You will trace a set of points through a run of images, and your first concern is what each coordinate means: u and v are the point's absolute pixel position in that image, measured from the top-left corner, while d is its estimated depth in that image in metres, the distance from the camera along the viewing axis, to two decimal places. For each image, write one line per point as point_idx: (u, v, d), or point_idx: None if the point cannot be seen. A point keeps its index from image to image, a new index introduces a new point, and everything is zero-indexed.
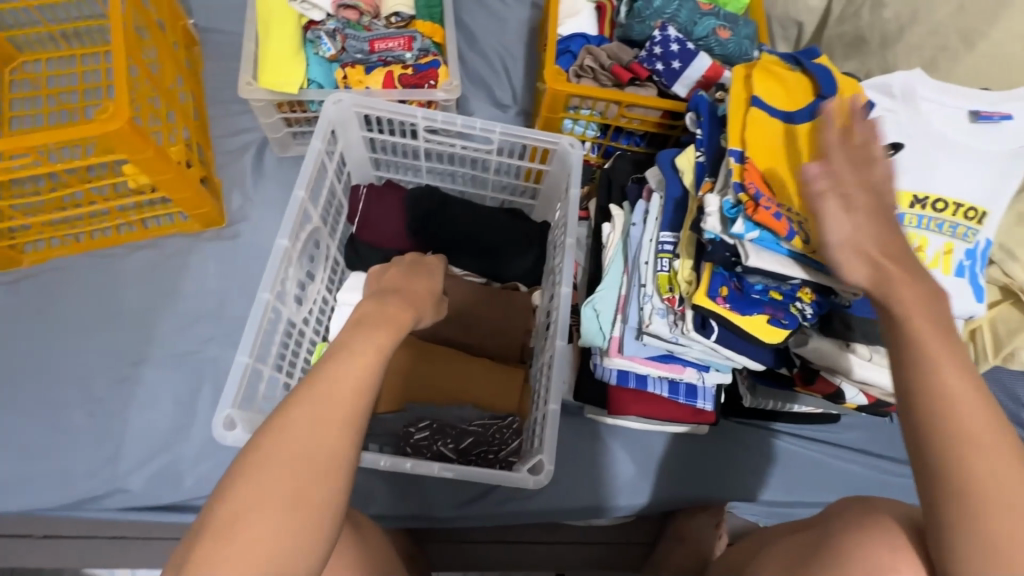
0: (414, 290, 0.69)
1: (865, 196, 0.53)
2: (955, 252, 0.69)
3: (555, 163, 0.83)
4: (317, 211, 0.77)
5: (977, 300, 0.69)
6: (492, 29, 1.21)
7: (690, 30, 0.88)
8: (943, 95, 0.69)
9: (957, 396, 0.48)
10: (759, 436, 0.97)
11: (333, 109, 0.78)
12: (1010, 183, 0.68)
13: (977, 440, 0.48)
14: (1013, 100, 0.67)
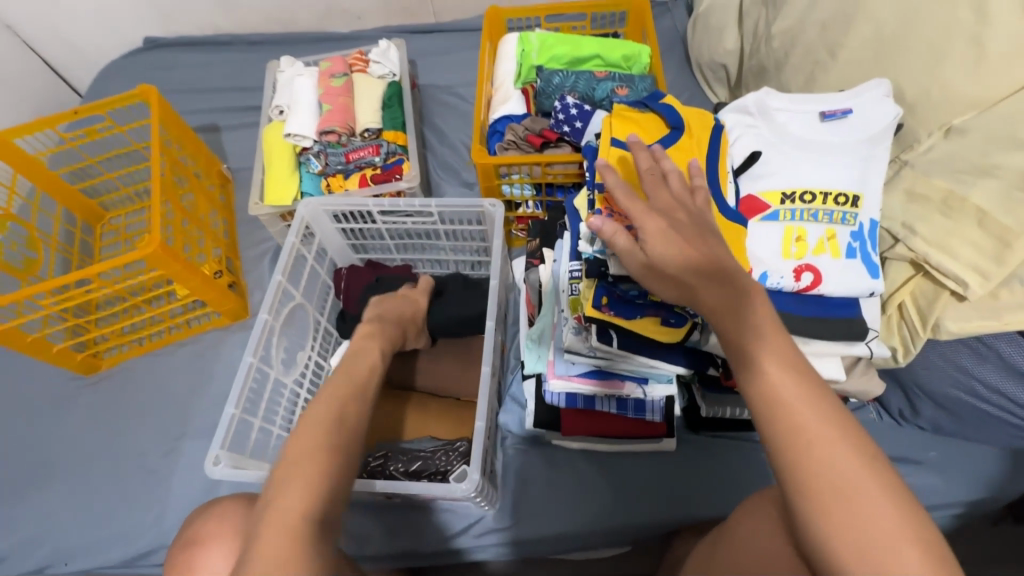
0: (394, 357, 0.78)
1: (655, 221, 0.58)
2: (838, 236, 0.74)
3: (488, 223, 0.99)
4: (299, 290, 0.96)
5: (873, 277, 0.72)
6: (458, 126, 1.44)
7: (591, 95, 1.03)
8: (794, 103, 0.79)
9: (772, 382, 0.49)
10: (736, 448, 0.97)
11: (305, 210, 0.98)
12: (875, 166, 0.75)
13: (801, 419, 0.47)
14: (855, 95, 0.76)
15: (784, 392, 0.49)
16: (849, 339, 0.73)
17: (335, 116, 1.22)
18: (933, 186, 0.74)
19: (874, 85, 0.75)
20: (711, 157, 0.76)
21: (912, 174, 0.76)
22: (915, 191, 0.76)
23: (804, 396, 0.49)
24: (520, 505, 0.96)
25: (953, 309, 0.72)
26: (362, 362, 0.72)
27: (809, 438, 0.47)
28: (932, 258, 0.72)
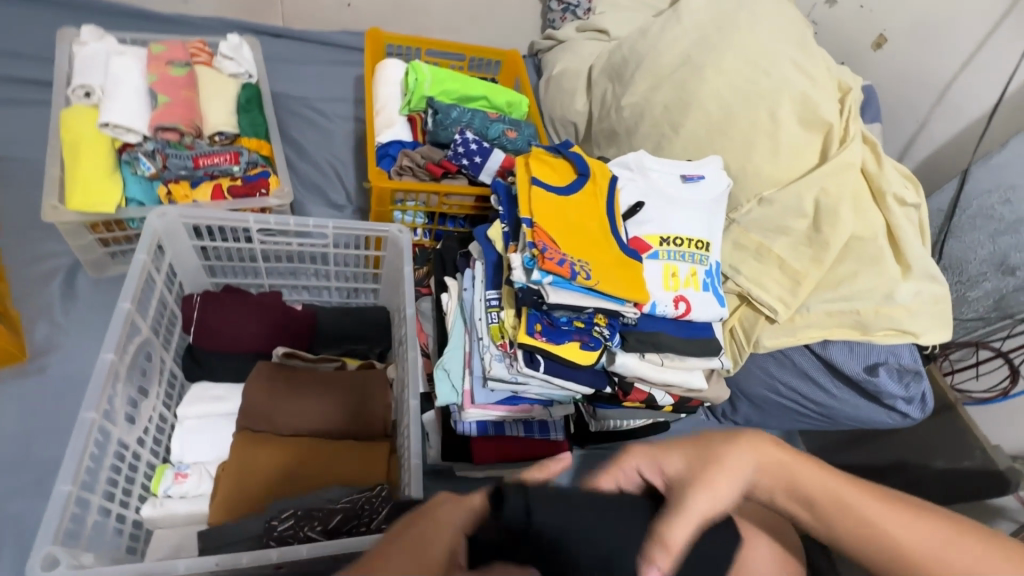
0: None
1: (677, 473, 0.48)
2: (698, 273, 0.92)
3: (389, 249, 0.95)
4: (146, 322, 0.75)
5: (720, 306, 0.91)
6: (320, 142, 1.33)
7: (485, 133, 1.09)
8: (661, 165, 0.98)
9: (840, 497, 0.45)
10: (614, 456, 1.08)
11: (158, 222, 0.81)
12: (717, 219, 0.97)
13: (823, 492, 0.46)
14: (702, 166, 0.98)
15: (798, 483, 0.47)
16: (708, 355, 0.90)
17: (177, 110, 1.01)
18: (751, 238, 0.99)
19: (713, 159, 1.00)
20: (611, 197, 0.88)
21: (738, 228, 1.00)
22: (740, 241, 0.99)
23: (866, 498, 0.45)
24: None
25: (767, 329, 0.96)
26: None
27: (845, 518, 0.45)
28: (753, 293, 0.96)
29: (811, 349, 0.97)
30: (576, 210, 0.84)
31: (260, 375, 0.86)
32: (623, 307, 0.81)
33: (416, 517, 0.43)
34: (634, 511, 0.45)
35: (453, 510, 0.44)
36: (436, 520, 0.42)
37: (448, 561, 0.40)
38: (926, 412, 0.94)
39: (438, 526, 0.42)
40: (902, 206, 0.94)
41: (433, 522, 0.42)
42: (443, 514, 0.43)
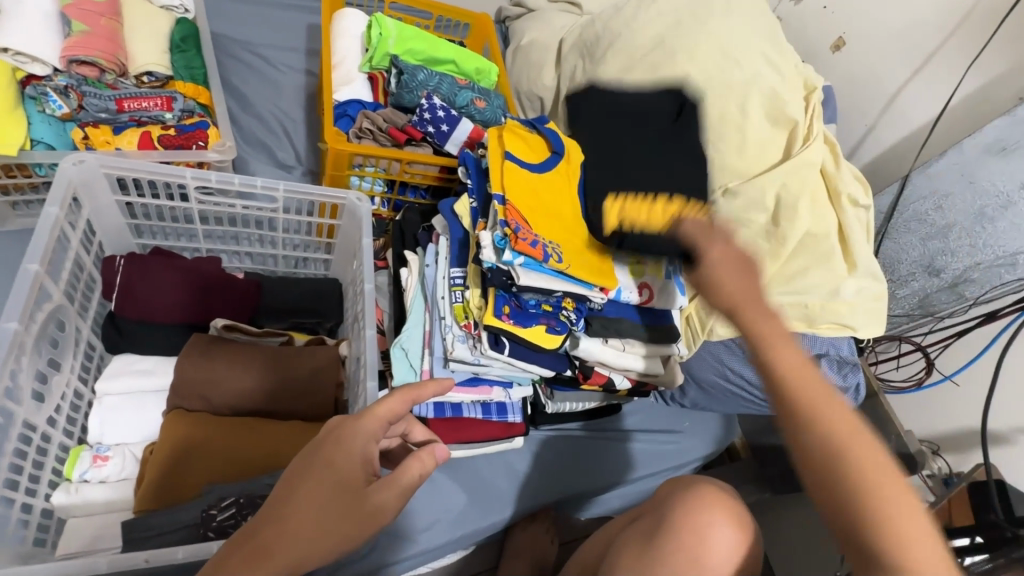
0: (345, 476, 0.49)
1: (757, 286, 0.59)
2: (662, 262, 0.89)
3: (345, 218, 0.88)
4: (60, 286, 0.66)
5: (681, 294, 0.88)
6: (266, 93, 1.20)
7: (452, 100, 1.03)
8: None
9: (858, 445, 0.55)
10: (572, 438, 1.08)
11: (74, 171, 0.70)
12: None
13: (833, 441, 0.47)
14: None
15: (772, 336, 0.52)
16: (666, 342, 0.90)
17: (97, 42, 0.86)
18: (712, 229, 1.01)
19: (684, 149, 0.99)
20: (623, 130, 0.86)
21: None
22: None
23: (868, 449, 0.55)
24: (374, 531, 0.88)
25: (721, 319, 0.98)
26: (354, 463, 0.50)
27: (797, 404, 0.48)
28: None
29: None
30: (549, 190, 0.82)
31: (196, 353, 0.77)
32: (590, 292, 0.80)
33: (326, 445, 0.51)
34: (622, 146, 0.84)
35: (366, 427, 0.52)
36: (342, 443, 0.51)
37: (364, 459, 0.51)
38: (859, 400, 1.00)
39: (346, 452, 0.50)
40: (854, 207, 0.99)
41: (338, 449, 0.50)
42: (351, 439, 0.51)
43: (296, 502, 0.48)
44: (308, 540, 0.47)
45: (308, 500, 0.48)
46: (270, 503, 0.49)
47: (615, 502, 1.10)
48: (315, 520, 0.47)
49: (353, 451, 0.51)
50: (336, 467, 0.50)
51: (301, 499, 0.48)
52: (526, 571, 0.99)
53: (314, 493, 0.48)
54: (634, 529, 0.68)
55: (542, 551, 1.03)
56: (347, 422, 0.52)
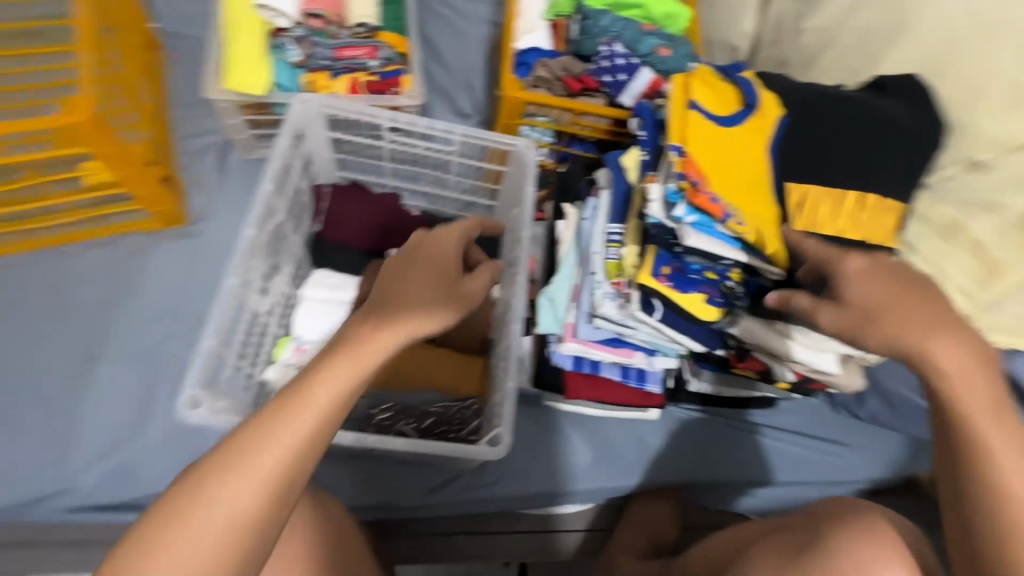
0: (444, 263, 0.65)
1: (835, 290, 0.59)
2: None
3: (512, 164, 0.90)
4: (283, 205, 0.80)
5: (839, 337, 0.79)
6: (454, 44, 1.27)
7: (634, 47, 0.96)
8: None
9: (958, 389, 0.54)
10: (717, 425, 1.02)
11: (300, 108, 0.82)
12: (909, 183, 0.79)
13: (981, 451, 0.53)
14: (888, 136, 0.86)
15: (933, 345, 0.54)
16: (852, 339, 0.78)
17: None
18: (940, 211, 0.81)
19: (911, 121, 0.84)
20: (825, 98, 0.81)
21: (928, 198, 0.83)
22: (924, 213, 0.83)
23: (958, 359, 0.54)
24: (502, 463, 0.94)
25: None
26: (442, 255, 0.66)
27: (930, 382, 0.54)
28: (927, 276, 0.80)
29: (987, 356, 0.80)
30: (735, 146, 0.73)
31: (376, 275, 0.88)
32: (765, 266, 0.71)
33: (409, 252, 0.66)
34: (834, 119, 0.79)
35: (447, 233, 0.69)
36: (430, 241, 0.67)
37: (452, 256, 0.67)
38: None
39: (434, 244, 0.67)
40: None
41: (427, 249, 0.66)
42: (436, 240, 0.68)
43: (398, 291, 0.61)
44: (421, 307, 0.60)
45: (392, 337, 0.56)
46: (376, 296, 0.61)
47: (755, 504, 1.00)
48: (424, 284, 0.62)
49: (445, 255, 0.67)
50: (434, 261, 0.65)
51: (386, 341, 0.56)
52: (643, 541, 0.98)
53: (422, 284, 0.62)
54: (778, 538, 0.62)
55: (661, 528, 1.00)
56: (428, 234, 0.69)
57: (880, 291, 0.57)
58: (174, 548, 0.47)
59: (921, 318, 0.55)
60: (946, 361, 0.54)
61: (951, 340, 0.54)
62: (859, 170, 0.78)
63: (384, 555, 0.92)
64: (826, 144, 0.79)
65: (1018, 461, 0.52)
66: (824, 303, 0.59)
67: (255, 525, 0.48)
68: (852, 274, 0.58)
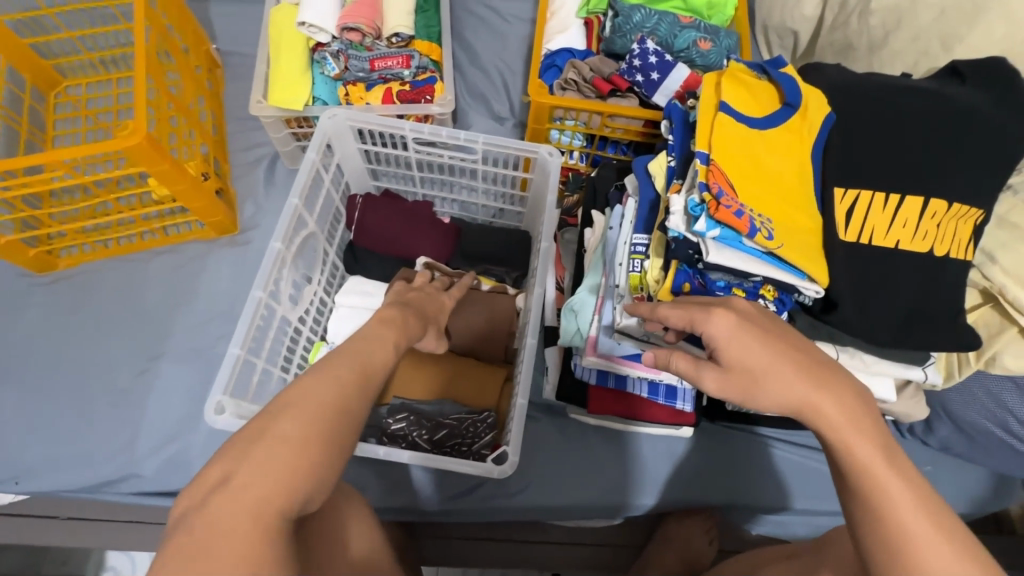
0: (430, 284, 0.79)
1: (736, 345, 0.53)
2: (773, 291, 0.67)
3: (537, 172, 0.88)
4: (313, 217, 0.84)
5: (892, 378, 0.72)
6: (492, 46, 1.26)
7: (669, 43, 0.91)
8: None
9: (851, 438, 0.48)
10: (758, 445, 0.96)
11: (328, 123, 0.85)
12: (985, 186, 0.69)
13: (917, 530, 0.44)
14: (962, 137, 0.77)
15: (794, 386, 0.50)
16: (908, 362, 0.71)
17: (362, 10, 1.02)
18: None
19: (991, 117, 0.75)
20: (889, 90, 0.71)
21: (1013, 200, 0.72)
22: (1008, 218, 0.72)
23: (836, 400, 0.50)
24: (526, 474, 0.94)
25: (1014, 346, 0.70)
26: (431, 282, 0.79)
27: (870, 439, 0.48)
28: (1008, 291, 0.70)
29: None
30: (768, 150, 0.67)
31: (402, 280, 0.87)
32: (802, 282, 0.65)
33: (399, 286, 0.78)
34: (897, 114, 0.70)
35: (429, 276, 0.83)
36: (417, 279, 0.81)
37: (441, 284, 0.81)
38: None
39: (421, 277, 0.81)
40: None
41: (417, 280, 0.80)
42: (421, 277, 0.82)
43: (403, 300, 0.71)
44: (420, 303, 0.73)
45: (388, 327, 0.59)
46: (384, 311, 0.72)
47: (799, 530, 0.95)
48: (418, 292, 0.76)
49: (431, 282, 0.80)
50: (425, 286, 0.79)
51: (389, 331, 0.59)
52: (674, 563, 0.93)
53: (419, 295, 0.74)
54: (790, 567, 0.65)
55: (696, 550, 0.95)
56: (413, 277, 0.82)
57: (755, 349, 0.52)
58: (256, 463, 0.42)
59: (759, 363, 0.52)
60: (831, 420, 0.49)
61: (831, 396, 0.50)
62: (924, 171, 0.69)
63: (410, 556, 0.94)
64: (887, 144, 0.69)
65: (927, 499, 0.45)
66: (705, 366, 0.55)
67: (329, 453, 0.45)
68: (717, 335, 0.53)
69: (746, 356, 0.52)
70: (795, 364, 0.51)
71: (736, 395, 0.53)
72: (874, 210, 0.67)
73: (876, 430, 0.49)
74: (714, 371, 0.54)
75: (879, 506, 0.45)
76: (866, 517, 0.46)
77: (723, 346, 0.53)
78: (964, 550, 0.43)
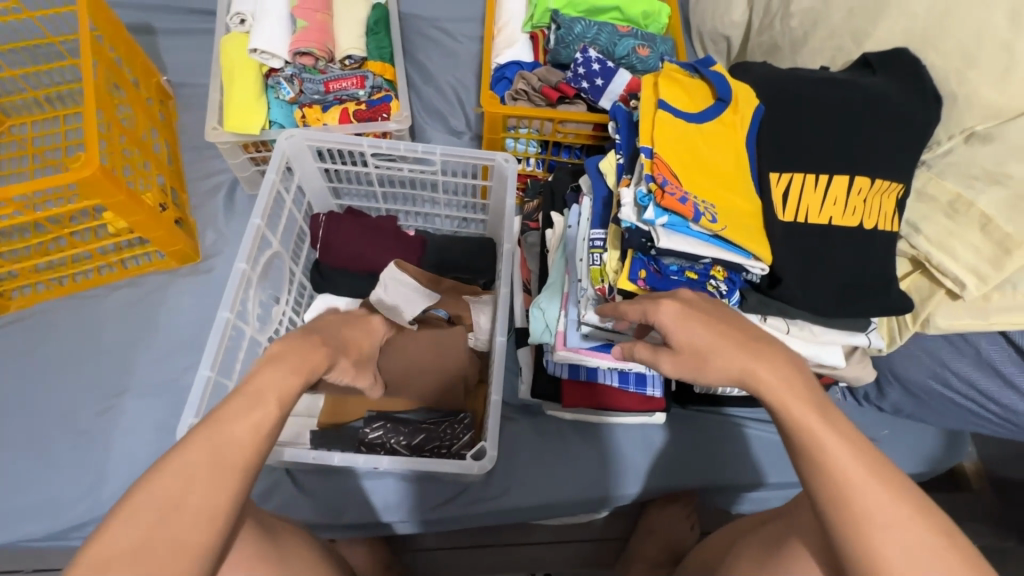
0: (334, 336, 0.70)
1: (689, 324, 0.58)
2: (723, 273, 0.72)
3: (495, 179, 0.91)
4: (276, 236, 0.84)
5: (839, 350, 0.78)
6: (444, 64, 1.30)
7: (611, 51, 0.96)
8: None
9: (783, 399, 0.53)
10: (735, 426, 1.00)
11: (286, 143, 0.86)
12: (903, 163, 0.76)
13: (847, 472, 0.48)
14: None
15: (732, 358, 0.55)
16: (850, 329, 0.76)
17: (312, 35, 1.05)
18: (944, 188, 0.76)
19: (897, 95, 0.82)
20: (811, 83, 0.77)
21: (928, 175, 0.79)
22: (926, 191, 0.78)
23: (770, 366, 0.54)
24: (508, 475, 0.94)
25: (944, 307, 0.76)
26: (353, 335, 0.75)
27: (803, 397, 0.52)
28: (934, 258, 0.75)
29: (1007, 337, 0.75)
30: (706, 141, 0.72)
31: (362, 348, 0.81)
32: (748, 261, 0.69)
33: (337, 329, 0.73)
34: (819, 102, 0.76)
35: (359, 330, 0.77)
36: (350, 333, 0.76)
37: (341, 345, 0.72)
38: None
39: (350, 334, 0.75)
40: None
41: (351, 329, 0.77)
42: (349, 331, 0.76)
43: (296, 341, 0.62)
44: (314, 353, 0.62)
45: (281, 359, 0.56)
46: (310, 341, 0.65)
47: (775, 502, 0.99)
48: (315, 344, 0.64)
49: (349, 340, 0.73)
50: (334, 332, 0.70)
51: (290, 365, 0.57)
52: (659, 549, 0.95)
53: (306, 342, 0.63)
54: (762, 534, 0.69)
55: (678, 535, 0.98)
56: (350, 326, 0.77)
57: (699, 328, 0.57)
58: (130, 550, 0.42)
59: (701, 340, 0.57)
60: (769, 384, 0.54)
61: (769, 362, 0.54)
62: (850, 154, 0.75)
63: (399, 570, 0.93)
64: (814, 131, 0.75)
65: (859, 446, 0.49)
66: (661, 352, 0.61)
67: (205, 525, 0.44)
68: (666, 319, 0.59)
69: (694, 338, 0.57)
70: (735, 340, 0.56)
71: (689, 374, 0.58)
72: (809, 191, 0.73)
73: (809, 390, 0.53)
74: (669, 353, 0.60)
75: (816, 453, 0.49)
76: (809, 469, 0.50)
77: (672, 328, 0.58)
78: (891, 486, 0.47)
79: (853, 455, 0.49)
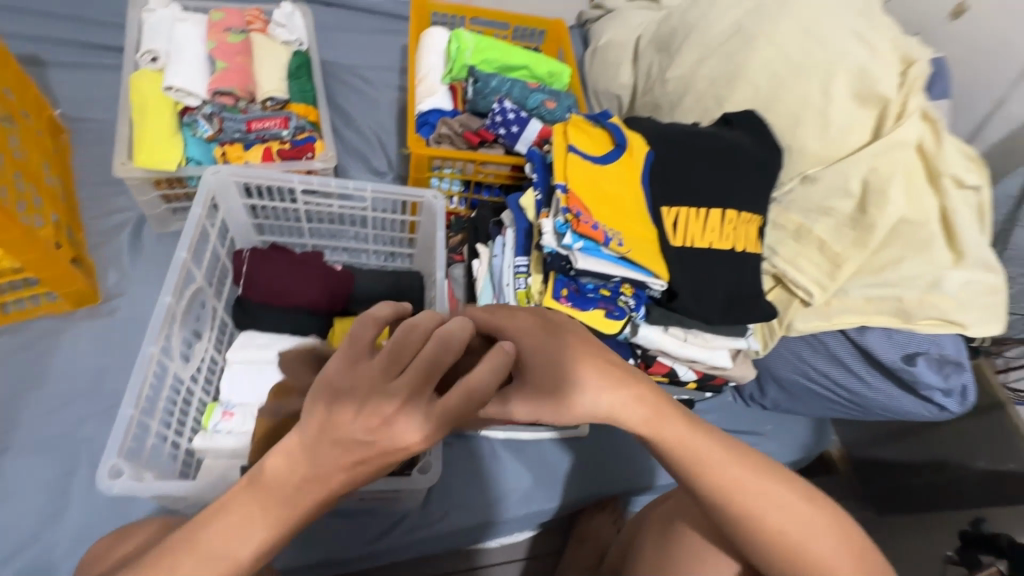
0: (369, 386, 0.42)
1: (540, 359, 0.56)
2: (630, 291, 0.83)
3: (423, 214, 0.98)
4: (201, 271, 0.82)
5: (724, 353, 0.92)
6: (364, 109, 1.36)
7: (524, 103, 1.09)
8: None
9: (653, 425, 0.58)
10: None
11: (213, 179, 0.87)
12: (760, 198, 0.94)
13: (703, 461, 0.59)
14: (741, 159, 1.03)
15: (594, 395, 0.55)
16: (734, 335, 0.90)
17: (232, 76, 1.08)
18: (790, 219, 0.96)
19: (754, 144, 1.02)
20: (687, 135, 0.94)
21: (779, 208, 0.98)
22: (779, 221, 0.97)
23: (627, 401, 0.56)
24: (445, 500, 0.96)
25: (801, 313, 0.93)
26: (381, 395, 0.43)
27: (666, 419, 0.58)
28: (789, 274, 0.94)
29: (846, 335, 0.94)
30: (609, 180, 0.85)
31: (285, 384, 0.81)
32: (650, 279, 0.82)
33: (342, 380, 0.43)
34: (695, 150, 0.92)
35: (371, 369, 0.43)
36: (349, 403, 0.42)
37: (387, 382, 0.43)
38: (966, 405, 0.89)
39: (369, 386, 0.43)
40: (960, 189, 0.88)
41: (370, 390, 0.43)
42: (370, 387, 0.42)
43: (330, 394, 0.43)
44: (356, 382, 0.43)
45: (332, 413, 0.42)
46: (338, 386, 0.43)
47: None
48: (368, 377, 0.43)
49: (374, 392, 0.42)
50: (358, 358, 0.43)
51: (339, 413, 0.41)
52: (591, 555, 1.01)
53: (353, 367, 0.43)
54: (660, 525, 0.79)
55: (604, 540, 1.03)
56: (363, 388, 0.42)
57: (557, 356, 0.55)
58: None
59: (565, 373, 0.54)
60: (633, 418, 0.58)
61: (605, 384, 0.55)
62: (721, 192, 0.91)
63: None
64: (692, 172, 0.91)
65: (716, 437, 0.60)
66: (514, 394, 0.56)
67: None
68: (527, 351, 0.57)
69: (557, 387, 0.54)
70: (599, 366, 0.55)
71: (558, 407, 0.55)
72: (693, 222, 0.88)
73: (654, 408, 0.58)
74: (521, 393, 0.56)
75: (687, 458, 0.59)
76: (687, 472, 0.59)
77: (531, 361, 0.56)
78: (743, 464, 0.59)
79: (715, 447, 0.59)
